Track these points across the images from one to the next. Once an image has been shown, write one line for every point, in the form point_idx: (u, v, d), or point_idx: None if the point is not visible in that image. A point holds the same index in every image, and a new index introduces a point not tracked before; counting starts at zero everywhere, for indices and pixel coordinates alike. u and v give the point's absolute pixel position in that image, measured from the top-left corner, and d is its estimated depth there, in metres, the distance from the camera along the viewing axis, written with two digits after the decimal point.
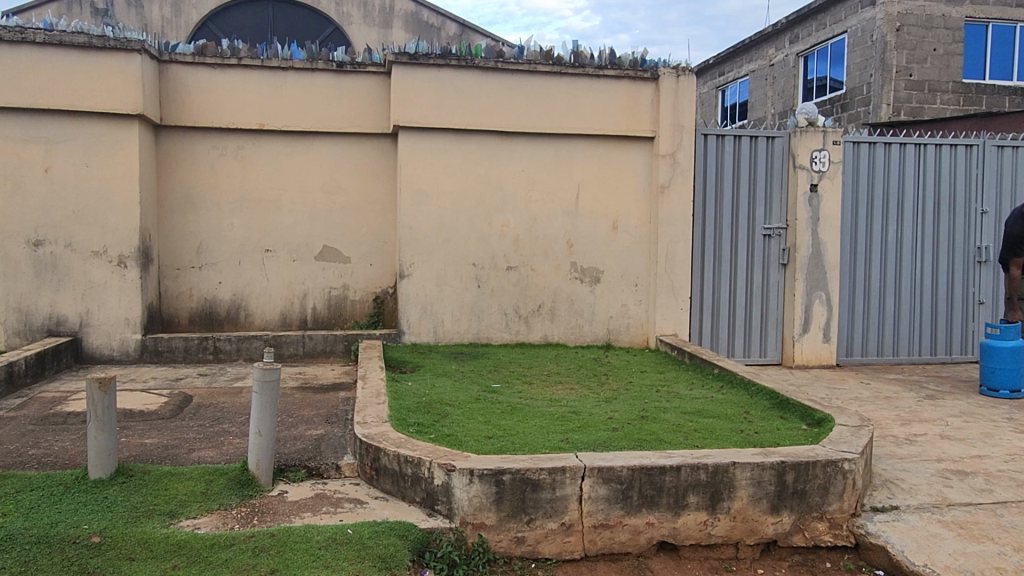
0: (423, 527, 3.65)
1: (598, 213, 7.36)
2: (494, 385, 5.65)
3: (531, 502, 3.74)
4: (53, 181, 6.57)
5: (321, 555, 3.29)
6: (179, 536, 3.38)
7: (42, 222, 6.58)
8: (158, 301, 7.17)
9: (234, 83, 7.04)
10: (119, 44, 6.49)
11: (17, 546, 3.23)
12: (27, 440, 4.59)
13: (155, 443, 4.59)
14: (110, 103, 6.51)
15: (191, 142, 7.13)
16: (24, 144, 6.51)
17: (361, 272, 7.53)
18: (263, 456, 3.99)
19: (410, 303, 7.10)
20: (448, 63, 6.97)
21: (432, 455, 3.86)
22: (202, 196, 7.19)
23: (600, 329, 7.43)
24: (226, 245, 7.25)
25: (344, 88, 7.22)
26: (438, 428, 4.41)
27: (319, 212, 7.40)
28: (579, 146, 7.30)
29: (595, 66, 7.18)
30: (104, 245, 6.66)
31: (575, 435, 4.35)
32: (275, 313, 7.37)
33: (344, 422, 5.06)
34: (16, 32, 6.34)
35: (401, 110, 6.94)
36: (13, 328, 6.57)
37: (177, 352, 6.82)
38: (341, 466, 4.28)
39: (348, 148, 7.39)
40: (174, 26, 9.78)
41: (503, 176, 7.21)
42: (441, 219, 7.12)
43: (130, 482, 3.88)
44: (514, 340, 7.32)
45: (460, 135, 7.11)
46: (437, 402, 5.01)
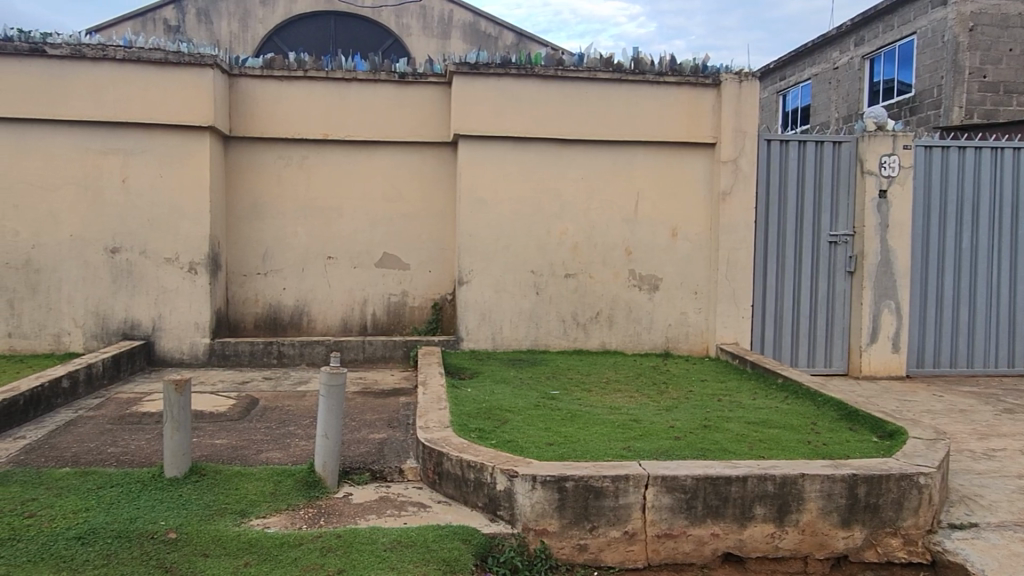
0: (486, 532, 3.66)
1: (658, 220, 7.30)
2: (553, 392, 5.64)
3: (594, 510, 3.72)
4: (130, 191, 6.87)
5: (387, 557, 3.33)
6: (250, 534, 3.47)
7: (119, 230, 6.87)
8: (226, 306, 7.40)
9: (300, 95, 7.25)
10: (192, 59, 6.74)
11: (100, 539, 3.38)
12: (106, 439, 4.80)
13: (224, 443, 4.73)
14: (183, 116, 6.77)
15: (258, 153, 7.35)
16: (105, 155, 6.82)
17: (420, 279, 7.63)
18: (329, 459, 4.08)
19: (468, 309, 7.15)
20: (507, 72, 7.03)
21: (494, 461, 3.88)
22: (268, 205, 7.41)
23: (659, 337, 7.35)
24: (290, 253, 7.45)
25: (405, 99, 7.36)
26: (500, 434, 4.43)
27: (380, 220, 7.53)
28: (637, 153, 7.26)
29: (655, 73, 7.13)
30: (176, 252, 6.92)
31: (637, 444, 4.31)
32: (337, 319, 7.53)
33: (406, 427, 5.13)
34: (98, 50, 6.65)
35: (460, 119, 7.02)
36: (91, 332, 6.87)
37: (243, 356, 7.02)
38: (404, 470, 4.34)
39: (408, 157, 7.52)
40: (241, 41, 10.10)
41: (562, 184, 7.22)
42: (500, 227, 7.16)
43: (203, 481, 4.02)
44: (571, 347, 7.30)
45: (519, 143, 7.15)
46: (497, 408, 5.03)
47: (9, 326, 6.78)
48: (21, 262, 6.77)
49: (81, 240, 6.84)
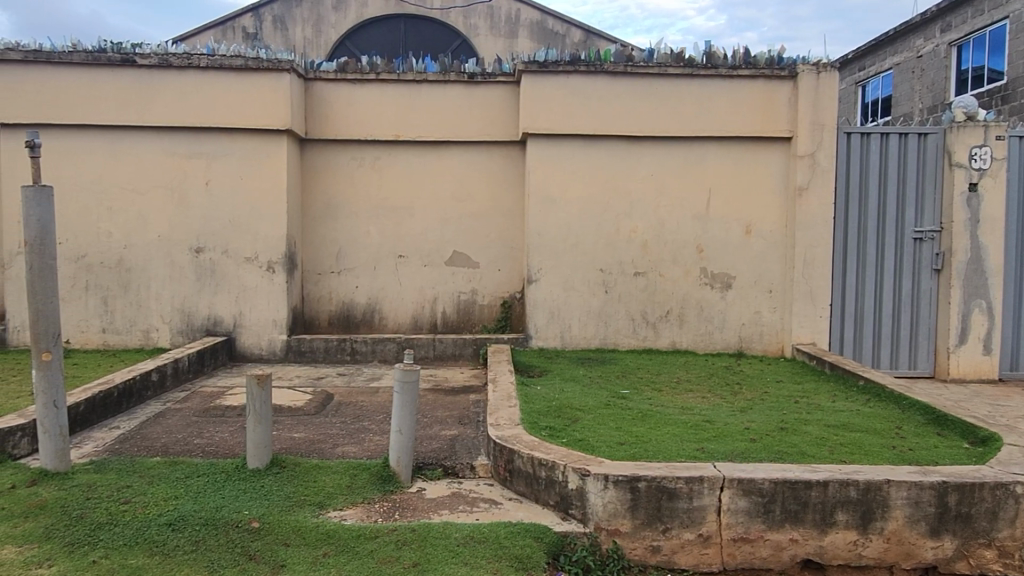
0: (558, 530, 3.66)
1: (731, 217, 7.15)
2: (623, 391, 5.59)
3: (667, 511, 3.67)
4: (213, 193, 7.16)
5: (460, 552, 3.37)
6: (328, 525, 3.57)
7: (203, 231, 7.17)
8: (302, 304, 7.63)
9: (372, 97, 7.40)
10: (270, 65, 6.97)
11: (189, 526, 3.53)
12: (192, 430, 5.02)
13: (303, 437, 4.88)
14: (262, 120, 7.02)
15: (333, 155, 7.54)
16: (189, 159, 7.13)
17: (490, 277, 7.68)
18: (403, 453, 4.15)
19: (537, 308, 7.16)
20: (577, 69, 7.00)
21: (566, 459, 3.87)
22: (342, 205, 7.60)
23: (732, 337, 7.20)
24: (362, 251, 7.62)
25: (474, 99, 7.42)
26: (571, 433, 4.42)
27: (450, 219, 7.62)
28: (709, 149, 7.12)
29: (728, 66, 6.97)
30: (255, 251, 7.17)
31: (710, 446, 4.22)
32: (408, 317, 7.66)
33: (476, 423, 5.19)
34: (183, 58, 6.95)
35: (529, 118, 7.03)
36: (178, 328, 7.20)
37: (318, 352, 7.22)
38: (476, 466, 4.38)
39: (478, 156, 7.58)
40: (315, 46, 10.38)
41: (631, 181, 7.14)
42: (569, 226, 7.14)
43: (284, 473, 4.15)
44: (641, 346, 7.22)
45: (588, 140, 7.11)
46: (567, 407, 5.02)
47: (103, 322, 7.16)
48: (114, 261, 7.14)
49: (168, 240, 7.16)
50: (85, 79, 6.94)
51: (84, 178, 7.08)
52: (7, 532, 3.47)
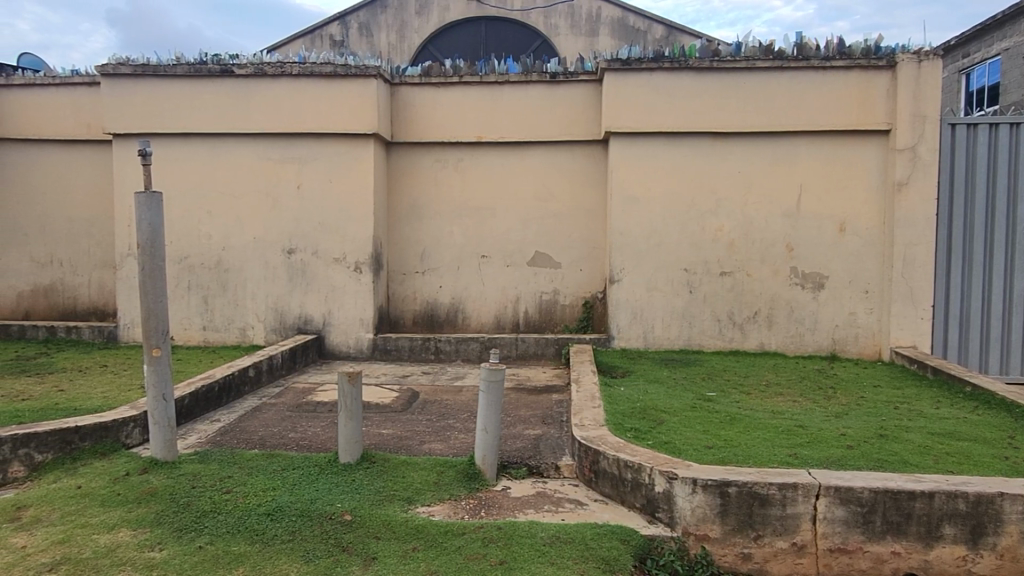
0: (645, 533, 3.62)
1: (823, 214, 6.88)
2: (710, 394, 5.47)
3: (759, 518, 3.57)
4: (304, 197, 7.42)
5: (547, 551, 3.38)
6: (417, 520, 3.65)
7: (295, 232, 7.45)
8: (388, 303, 7.82)
9: (456, 99, 7.51)
10: (358, 71, 7.17)
11: (286, 517, 3.68)
12: (286, 425, 5.22)
13: (390, 433, 5.00)
14: (350, 124, 7.23)
15: (417, 158, 7.70)
16: (282, 164, 7.42)
17: (571, 277, 7.66)
18: (489, 451, 4.20)
19: (620, 308, 7.09)
20: (661, 66, 6.89)
21: (653, 461, 3.82)
22: (426, 206, 7.74)
23: (825, 339, 6.93)
24: (446, 251, 7.75)
25: (557, 99, 7.42)
26: (656, 435, 4.36)
27: (532, 219, 7.65)
28: (800, 144, 6.88)
29: (821, 57, 6.71)
30: (344, 252, 7.39)
31: (803, 451, 4.08)
32: (491, 317, 7.74)
33: (560, 423, 5.18)
34: (277, 67, 7.24)
35: (612, 116, 6.97)
36: (271, 326, 7.51)
37: (403, 351, 7.39)
38: (560, 467, 4.39)
39: (560, 156, 7.57)
40: (399, 51, 10.62)
41: (717, 178, 6.98)
42: (652, 225, 7.04)
43: (374, 468, 4.27)
44: (728, 347, 7.04)
45: (672, 138, 6.99)
46: (652, 409, 4.95)
47: (203, 320, 7.55)
48: (213, 262, 7.51)
49: (263, 241, 7.48)
50: (188, 89, 7.33)
51: (186, 183, 7.48)
52: (122, 516, 3.71)
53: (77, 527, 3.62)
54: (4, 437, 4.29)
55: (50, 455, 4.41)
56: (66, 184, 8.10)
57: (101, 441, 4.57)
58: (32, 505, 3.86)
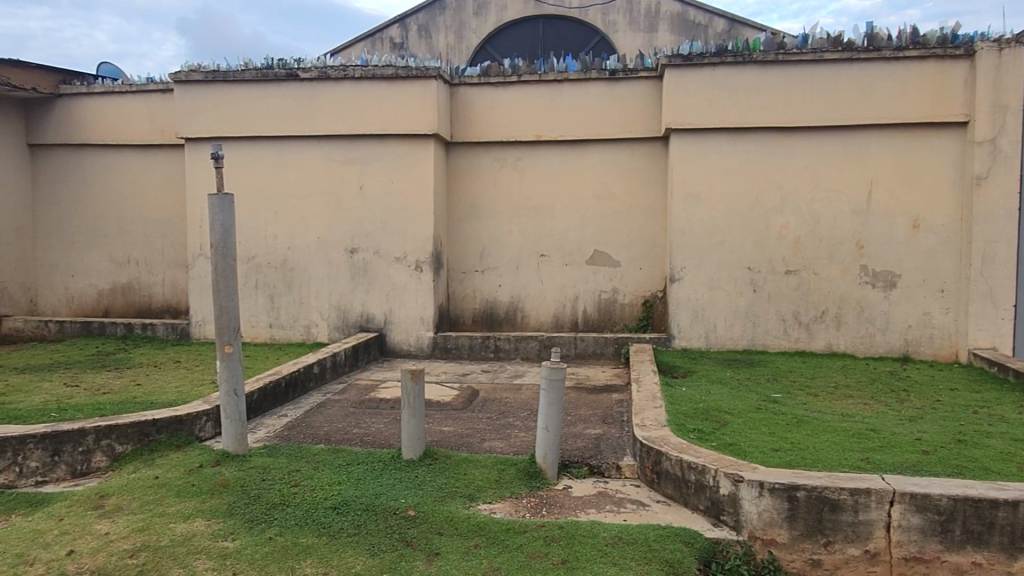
0: (710, 536, 3.56)
1: (895, 211, 6.65)
2: (776, 395, 5.34)
3: (829, 523, 3.47)
4: (366, 197, 7.56)
5: (609, 552, 3.36)
6: (479, 517, 3.68)
7: (357, 232, 7.59)
8: (448, 302, 7.89)
9: (515, 98, 7.53)
10: (419, 72, 7.27)
11: (352, 511, 3.76)
12: (350, 421, 5.33)
13: (452, 431, 5.06)
14: (411, 125, 7.33)
15: (477, 157, 7.75)
16: (345, 165, 7.58)
17: (631, 276, 7.59)
18: (550, 450, 4.20)
19: (680, 307, 6.99)
20: (723, 61, 6.76)
21: (717, 463, 3.75)
22: (485, 205, 7.79)
23: (897, 339, 6.69)
24: (505, 250, 7.78)
25: (617, 96, 7.37)
26: (720, 436, 4.28)
27: (591, 217, 7.61)
28: (871, 138, 6.65)
29: (893, 48, 6.48)
30: (405, 251, 7.50)
31: (875, 456, 3.95)
32: (550, 316, 7.73)
33: (620, 423, 5.14)
34: (340, 70, 7.39)
35: (673, 113, 6.87)
36: (335, 324, 7.68)
37: (463, 349, 7.46)
38: (622, 467, 4.35)
39: (619, 154, 7.51)
40: (457, 52, 10.71)
41: (782, 174, 6.81)
42: (714, 223, 6.92)
43: (436, 465, 4.32)
44: (793, 348, 6.86)
45: (736, 134, 6.85)
46: (715, 409, 4.87)
47: (269, 318, 7.77)
48: (279, 262, 7.73)
49: (326, 241, 7.65)
50: (255, 94, 7.56)
51: (254, 185, 7.72)
52: (197, 506, 3.85)
53: (156, 515, 3.77)
54: (87, 428, 4.50)
55: (129, 446, 4.61)
56: (141, 186, 8.45)
57: (176, 434, 4.76)
58: (114, 494, 4.04)
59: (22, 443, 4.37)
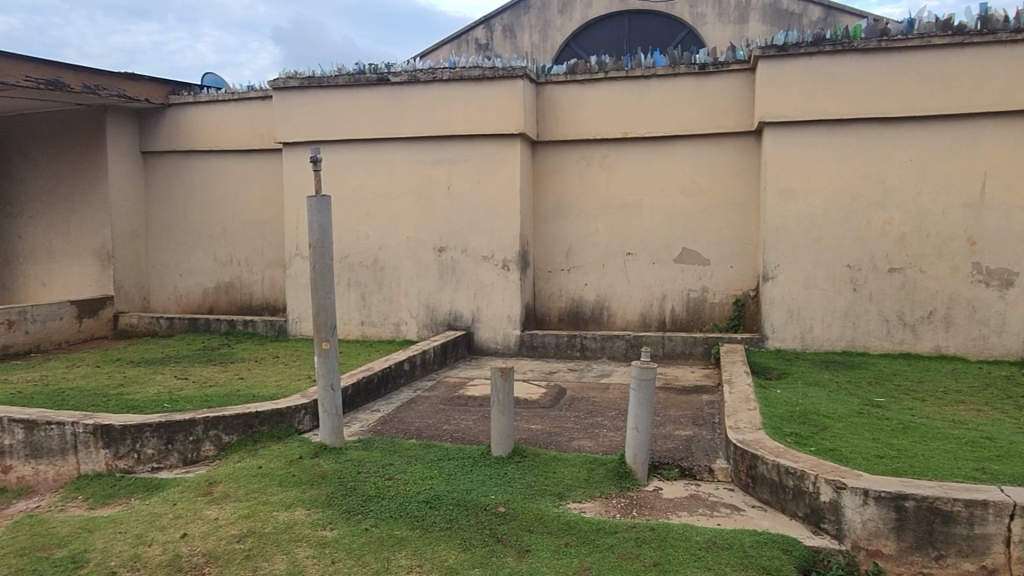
0: (809, 544, 3.42)
1: (1011, 204, 6.23)
2: (879, 399, 5.08)
3: (941, 536, 3.28)
4: (454, 197, 7.68)
5: (703, 556, 3.29)
6: (569, 516, 3.68)
7: (445, 232, 7.72)
8: (535, 300, 7.92)
9: (602, 95, 7.48)
10: (505, 72, 7.32)
11: (444, 505, 3.82)
12: (440, 417, 5.43)
13: (540, 429, 5.07)
14: (498, 124, 7.40)
15: (563, 156, 7.74)
16: (434, 166, 7.72)
17: (722, 274, 7.40)
18: (640, 450, 4.14)
19: (774, 306, 6.76)
20: (821, 50, 6.50)
21: (818, 469, 3.61)
22: (571, 204, 7.77)
23: (1013, 342, 6.27)
24: (592, 249, 7.74)
25: (707, 90, 7.20)
26: (819, 441, 4.12)
27: (680, 214, 7.47)
28: (985, 127, 6.25)
29: (1010, 30, 6.08)
30: (492, 250, 7.57)
31: (992, 466, 3.70)
32: (636, 314, 7.64)
33: (712, 425, 5.02)
34: (429, 73, 7.54)
35: (766, 105, 6.64)
36: (424, 322, 7.84)
37: (549, 348, 7.47)
38: (715, 470, 4.25)
39: (710, 149, 7.34)
40: (542, 50, 10.73)
41: (885, 167, 6.48)
42: (811, 219, 6.66)
43: (525, 462, 4.34)
44: (897, 350, 6.53)
45: (834, 126, 6.57)
46: (813, 413, 4.68)
47: (361, 315, 8.01)
48: (370, 261, 7.95)
49: (415, 241, 7.82)
50: (348, 98, 7.81)
51: (347, 187, 7.97)
52: (298, 496, 4.01)
53: (260, 503, 3.95)
54: (197, 418, 4.76)
55: (235, 437, 4.86)
56: (242, 189, 8.88)
57: (277, 426, 4.97)
58: (222, 482, 4.27)
59: (140, 431, 4.67)
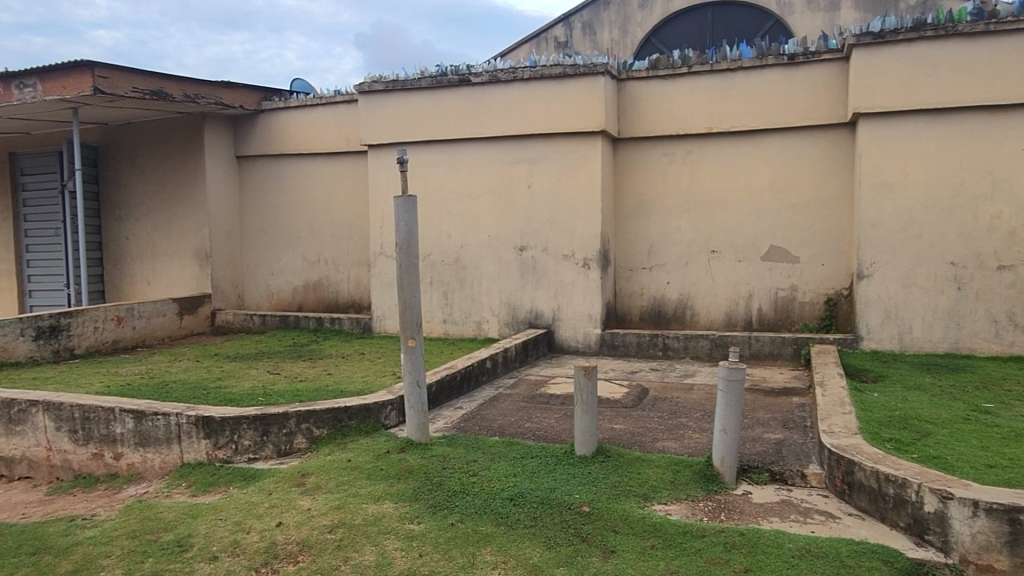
0: (912, 556, 3.25)
1: None
2: (987, 405, 4.79)
3: None
4: (534, 196, 7.69)
5: (796, 564, 3.17)
6: (654, 518, 3.62)
7: (526, 231, 7.75)
8: (615, 299, 7.84)
9: (685, 90, 7.33)
10: (586, 69, 7.27)
11: (528, 503, 3.84)
12: (522, 415, 5.45)
13: (623, 429, 5.02)
14: (579, 122, 7.36)
15: (645, 152, 7.63)
16: (514, 165, 7.76)
17: (812, 272, 7.13)
18: (728, 453, 4.04)
19: (869, 306, 6.46)
20: (921, 36, 6.17)
21: (921, 478, 3.44)
22: (653, 201, 7.66)
23: None
24: (674, 247, 7.60)
25: (797, 82, 6.95)
26: (922, 448, 3.91)
27: (767, 210, 7.24)
28: None
29: None
30: (572, 249, 7.54)
31: None
32: (721, 314, 7.45)
33: (803, 428, 4.85)
34: (510, 72, 7.59)
35: (861, 95, 6.35)
36: (505, 320, 7.89)
37: (631, 347, 7.39)
38: (807, 475, 4.10)
39: (799, 143, 7.08)
40: (621, 46, 10.65)
41: (994, 158, 6.11)
42: (910, 213, 6.33)
43: (609, 462, 4.31)
44: (1006, 353, 6.13)
45: (936, 116, 6.23)
46: (915, 418, 4.45)
47: (443, 313, 8.14)
48: (452, 260, 8.07)
49: (496, 240, 7.88)
50: (430, 100, 7.94)
51: (429, 187, 8.11)
52: (385, 489, 4.11)
53: (350, 495, 4.07)
54: (290, 412, 4.95)
55: (325, 430, 5.02)
56: (330, 191, 9.17)
57: (365, 421, 5.11)
58: (313, 474, 4.42)
59: (237, 423, 4.89)
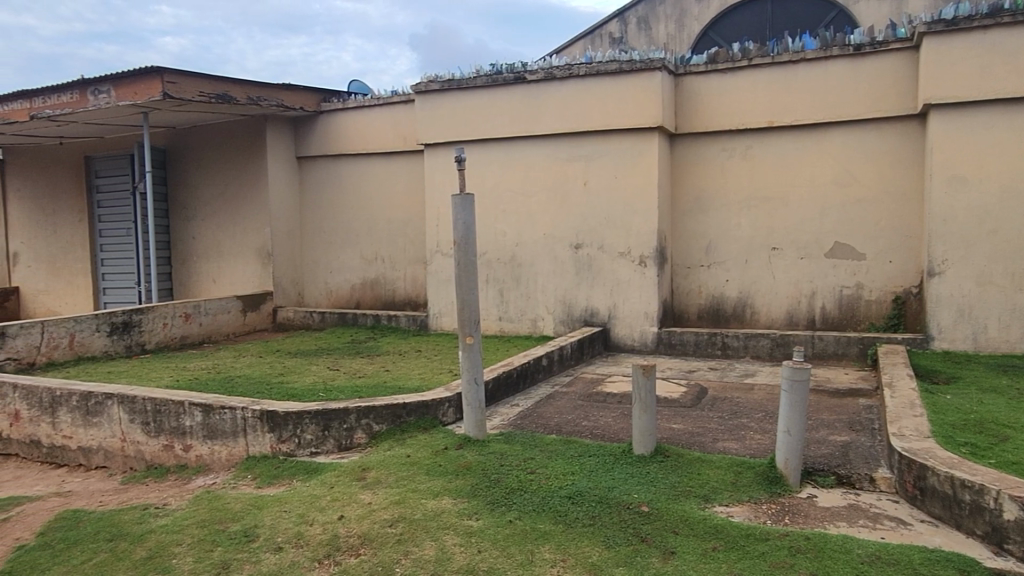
0: (990, 565, 3.11)
1: None
2: None
3: None
4: (590, 193, 7.65)
5: (866, 571, 3.07)
6: (716, 520, 3.56)
7: (581, 229, 7.71)
8: (672, 297, 7.73)
9: (745, 84, 7.18)
10: (643, 65, 7.19)
11: (586, 502, 3.82)
12: (579, 413, 5.44)
13: (682, 429, 4.95)
14: (635, 118, 7.28)
15: (703, 147, 7.50)
16: (570, 163, 7.73)
17: (879, 269, 6.90)
18: (792, 456, 3.93)
19: (940, 304, 6.21)
20: (998, 22, 5.90)
21: (1000, 484, 3.29)
22: (711, 197, 7.53)
23: None
24: (734, 244, 7.45)
25: (863, 73, 6.72)
26: (1000, 453, 3.74)
27: (831, 206, 7.04)
28: None
29: None
30: (628, 246, 7.47)
31: None
32: (783, 313, 7.28)
33: (871, 431, 4.69)
34: (565, 69, 7.56)
35: (933, 85, 6.10)
36: (560, 318, 7.87)
37: (688, 345, 7.29)
38: (876, 479, 3.97)
39: (866, 136, 6.86)
40: (678, 41, 10.53)
41: None
42: (985, 208, 6.06)
43: (668, 462, 4.26)
44: None
45: (1015, 105, 5.94)
46: (991, 422, 4.27)
47: (499, 311, 8.17)
48: (507, 258, 8.09)
49: (551, 238, 7.86)
50: (486, 98, 7.98)
51: (485, 185, 8.15)
52: (444, 485, 4.15)
53: (409, 491, 4.12)
54: (350, 407, 5.05)
55: (385, 426, 5.10)
56: (387, 190, 9.30)
57: (423, 417, 5.17)
58: (373, 468, 4.49)
59: (300, 418, 5.02)
